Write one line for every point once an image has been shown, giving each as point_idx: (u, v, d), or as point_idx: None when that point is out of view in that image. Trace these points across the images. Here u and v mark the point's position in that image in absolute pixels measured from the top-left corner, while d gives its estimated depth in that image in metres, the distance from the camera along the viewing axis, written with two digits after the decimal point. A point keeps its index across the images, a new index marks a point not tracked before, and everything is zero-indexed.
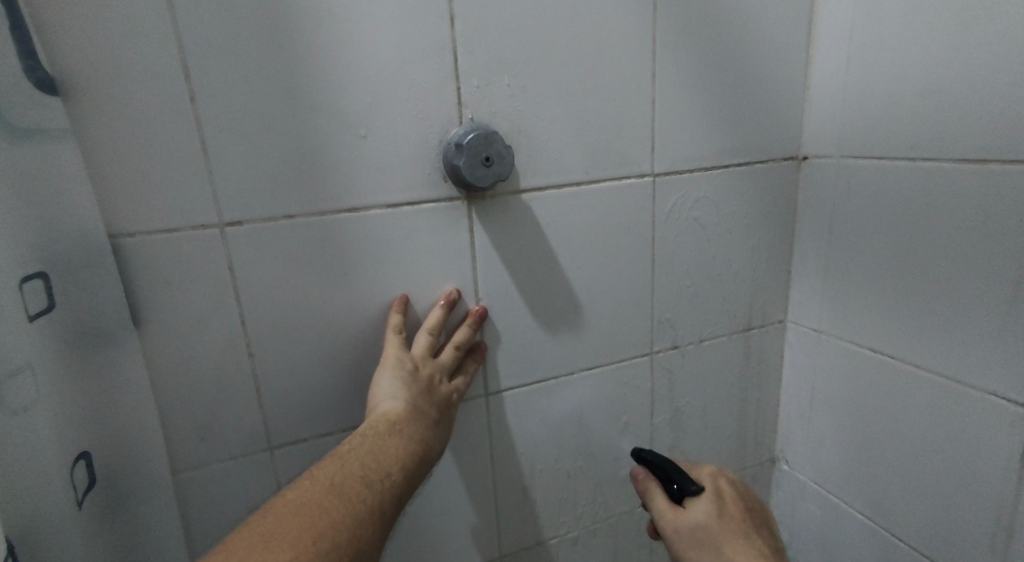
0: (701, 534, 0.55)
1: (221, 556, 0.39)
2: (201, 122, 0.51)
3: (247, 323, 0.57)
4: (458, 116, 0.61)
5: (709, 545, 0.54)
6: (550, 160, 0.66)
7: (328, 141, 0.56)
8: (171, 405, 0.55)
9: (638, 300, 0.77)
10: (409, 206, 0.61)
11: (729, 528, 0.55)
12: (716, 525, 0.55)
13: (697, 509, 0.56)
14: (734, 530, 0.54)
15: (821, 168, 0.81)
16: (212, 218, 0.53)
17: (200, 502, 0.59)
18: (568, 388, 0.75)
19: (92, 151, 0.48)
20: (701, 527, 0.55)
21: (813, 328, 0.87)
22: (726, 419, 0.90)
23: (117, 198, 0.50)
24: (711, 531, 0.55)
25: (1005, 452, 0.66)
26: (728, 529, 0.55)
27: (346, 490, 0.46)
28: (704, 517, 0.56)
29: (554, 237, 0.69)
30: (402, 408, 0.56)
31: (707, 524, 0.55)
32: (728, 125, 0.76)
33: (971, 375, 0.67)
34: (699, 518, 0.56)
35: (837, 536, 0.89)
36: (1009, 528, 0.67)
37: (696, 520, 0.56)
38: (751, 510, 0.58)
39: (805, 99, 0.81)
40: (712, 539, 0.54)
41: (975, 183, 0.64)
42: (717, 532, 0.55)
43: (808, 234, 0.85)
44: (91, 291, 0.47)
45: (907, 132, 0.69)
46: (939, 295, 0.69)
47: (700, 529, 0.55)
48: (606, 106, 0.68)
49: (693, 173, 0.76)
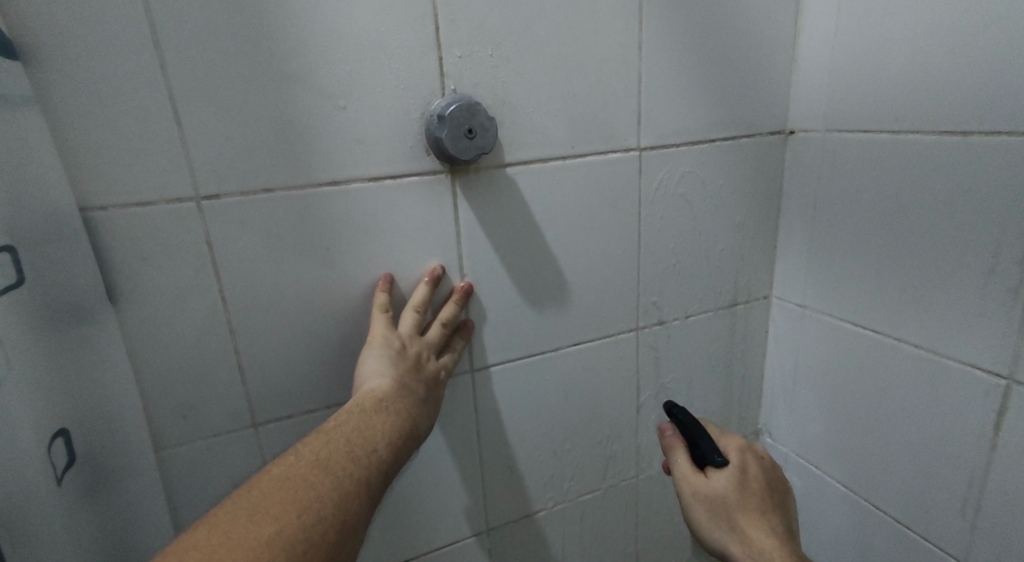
0: (718, 505, 0.55)
1: (201, 532, 0.39)
2: (172, 92, 0.50)
3: (227, 298, 0.56)
4: (441, 87, 0.60)
5: (723, 515, 0.55)
6: (535, 133, 0.65)
7: (306, 112, 0.55)
8: (150, 381, 0.55)
9: (624, 276, 0.76)
10: (391, 179, 0.60)
11: (748, 505, 0.55)
12: (734, 498, 0.55)
13: (719, 479, 0.56)
14: (752, 506, 0.55)
15: (807, 142, 0.80)
16: (188, 191, 0.52)
17: (184, 478, 0.59)
18: (554, 364, 0.75)
19: (59, 125, 0.47)
20: (719, 498, 0.56)
21: (798, 303, 0.86)
22: (712, 395, 0.90)
23: (87, 171, 0.49)
24: (729, 503, 0.55)
25: (981, 427, 0.66)
26: (745, 504, 0.55)
27: (333, 465, 0.46)
28: (725, 489, 0.56)
29: (539, 212, 0.68)
30: (389, 386, 0.55)
31: (725, 496, 0.55)
32: (714, 98, 0.75)
33: (950, 347, 0.67)
34: (719, 488, 0.56)
35: (817, 509, 0.90)
36: (979, 496, 0.68)
37: (716, 490, 0.56)
38: (773, 489, 0.57)
39: (793, 72, 0.79)
40: (727, 512, 0.55)
41: (962, 157, 0.62)
42: (735, 506, 0.55)
43: (793, 209, 0.83)
44: (60, 266, 0.48)
45: (895, 106, 0.68)
46: (921, 269, 0.68)
47: (718, 499, 0.56)
48: (591, 77, 0.66)
49: (680, 147, 0.74)
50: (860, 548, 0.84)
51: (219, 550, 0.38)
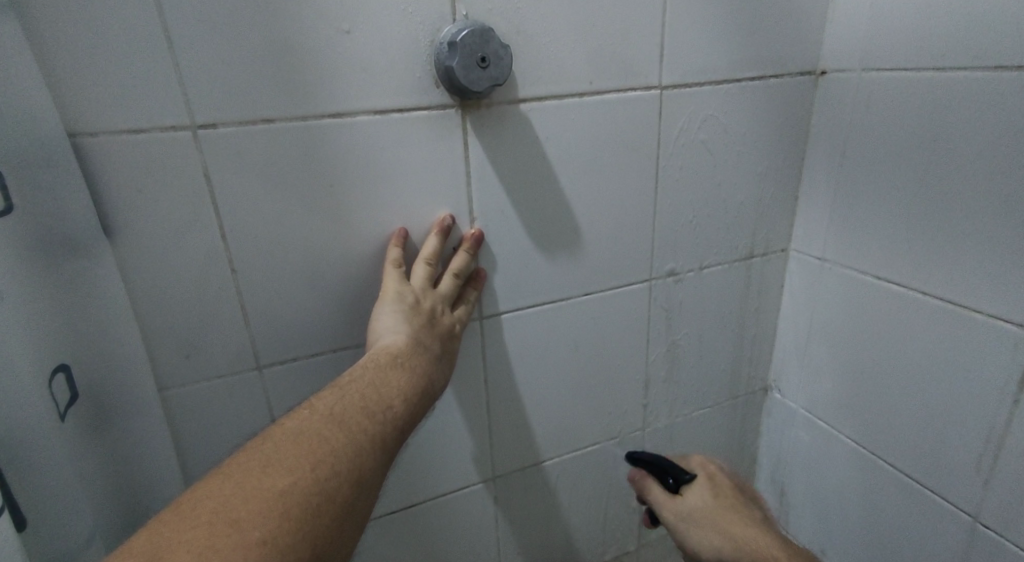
0: (701, 515, 0.57)
1: (214, 480, 0.38)
2: (162, 8, 0.47)
3: (228, 236, 0.54)
4: (452, 13, 0.55)
5: (708, 523, 0.57)
6: (551, 66, 0.61)
7: (307, 36, 0.51)
8: (151, 318, 0.54)
9: (639, 223, 0.73)
10: (398, 113, 0.57)
11: (725, 508, 0.58)
12: (712, 505, 0.58)
13: (694, 493, 0.59)
14: (729, 508, 0.58)
15: (839, 83, 0.75)
16: (183, 119, 0.50)
17: (189, 419, 0.58)
18: (564, 313, 0.73)
19: (42, 42, 0.44)
20: (699, 509, 0.58)
21: (817, 256, 0.83)
22: (723, 348, 0.88)
23: (75, 94, 0.46)
24: (708, 511, 0.57)
25: (1001, 381, 0.64)
26: (722, 509, 0.57)
27: (347, 420, 0.44)
28: (702, 500, 0.58)
29: (553, 154, 0.65)
30: (404, 342, 0.54)
31: (704, 507, 0.58)
32: (742, 34, 0.70)
33: (978, 299, 0.64)
34: (696, 501, 0.58)
35: (824, 463, 0.89)
36: (996, 453, 0.66)
37: (694, 504, 0.58)
38: (744, 492, 0.61)
39: (829, 5, 0.74)
40: (710, 519, 0.57)
41: (1008, 94, 0.58)
42: (715, 511, 0.57)
43: (819, 157, 0.79)
44: (53, 195, 0.45)
45: (937, 41, 0.63)
46: (952, 218, 0.65)
47: (700, 511, 0.58)
48: (613, 6, 0.62)
49: (704, 88, 0.70)
50: (866, 503, 0.84)
51: (233, 500, 0.37)
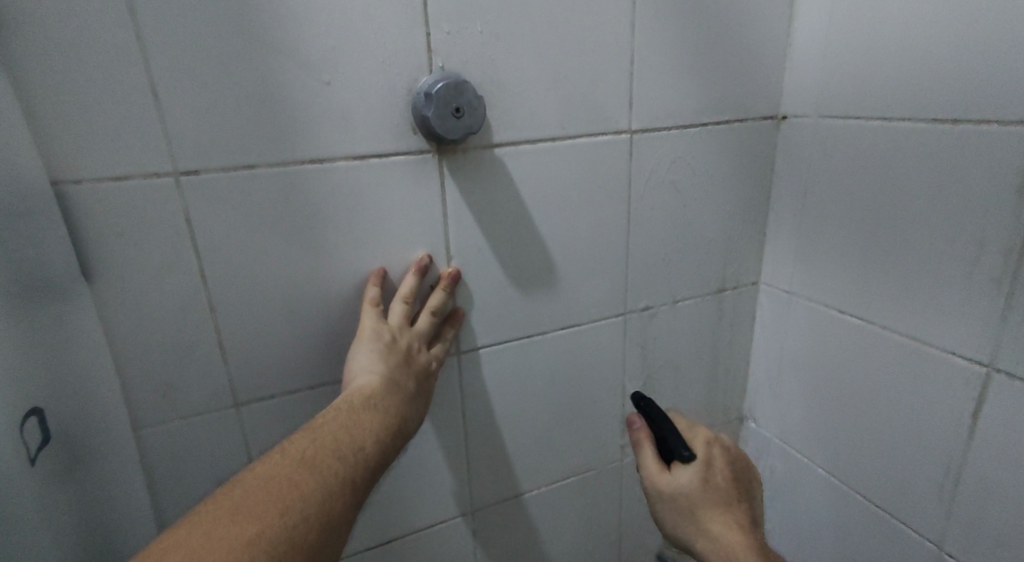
0: (684, 502, 0.57)
1: (185, 529, 0.39)
2: (148, 61, 0.49)
3: (208, 277, 0.55)
4: (429, 64, 0.58)
5: (687, 510, 0.57)
6: (524, 113, 0.64)
7: (289, 87, 0.54)
8: (129, 359, 0.54)
9: (613, 259, 0.76)
10: (376, 159, 0.59)
11: (711, 500, 0.56)
12: (698, 494, 0.56)
13: (685, 476, 0.57)
14: (716, 501, 0.56)
15: (799, 127, 0.79)
16: (166, 166, 0.51)
17: (164, 459, 0.58)
18: (540, 348, 0.75)
19: (28, 94, 0.46)
20: (684, 495, 0.57)
21: (785, 290, 0.86)
22: (697, 379, 0.90)
23: (59, 143, 0.47)
24: (692, 499, 0.56)
25: (957, 412, 0.67)
26: (709, 499, 0.56)
27: (319, 463, 0.45)
28: (690, 487, 0.56)
29: (528, 195, 0.67)
30: (378, 382, 0.55)
31: (690, 493, 0.56)
32: (706, 82, 0.74)
33: (931, 335, 0.68)
34: (685, 486, 0.57)
35: (798, 492, 0.91)
36: (956, 482, 0.68)
37: (682, 487, 0.57)
38: (738, 480, 0.58)
39: (788, 55, 0.78)
40: (692, 508, 0.56)
41: (949, 143, 0.62)
42: (699, 501, 0.56)
43: (784, 195, 0.83)
44: (34, 241, 0.46)
45: (886, 92, 0.68)
46: (906, 257, 0.68)
47: (684, 497, 0.57)
48: (583, 57, 0.65)
49: (671, 132, 0.74)
50: (839, 532, 0.85)
51: (202, 548, 0.37)
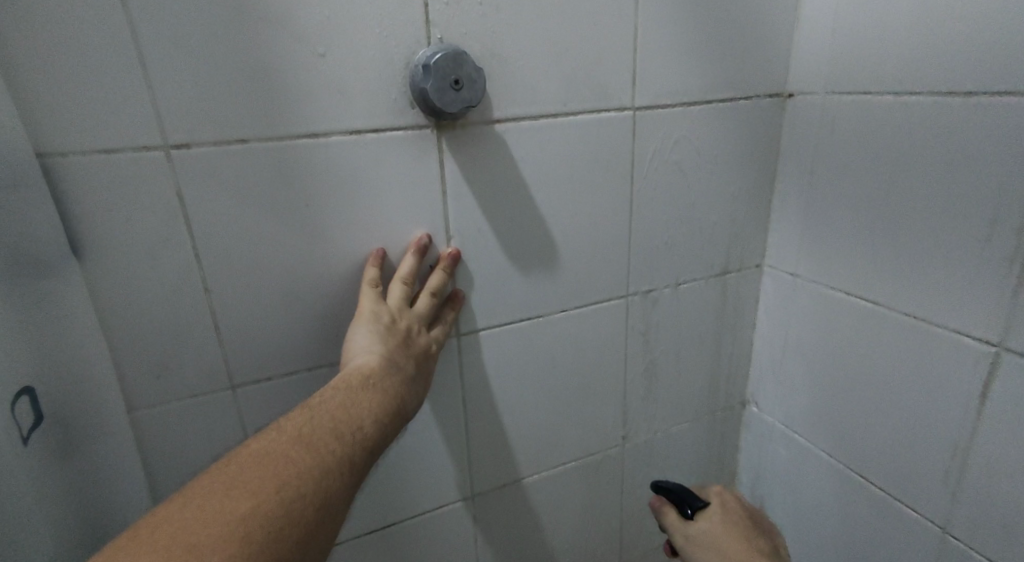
0: (708, 540, 0.61)
1: (176, 504, 0.38)
2: (135, 30, 0.47)
3: (201, 254, 0.54)
4: (427, 36, 0.56)
5: (712, 547, 0.60)
6: (526, 88, 0.62)
7: (282, 58, 0.52)
8: (121, 339, 0.53)
9: (615, 240, 0.74)
10: (373, 134, 0.57)
11: (731, 533, 0.61)
12: (719, 530, 0.61)
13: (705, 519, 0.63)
14: (736, 533, 0.61)
15: (806, 105, 0.77)
16: (155, 139, 0.50)
17: (159, 440, 0.57)
18: (541, 330, 0.74)
19: (10, 62, 0.44)
20: (706, 533, 0.61)
21: (790, 272, 0.85)
22: (700, 362, 0.89)
23: (44, 115, 0.46)
24: (714, 535, 0.61)
25: (965, 394, 0.66)
26: (729, 533, 0.61)
27: (316, 441, 0.44)
28: (710, 526, 0.62)
29: (529, 173, 0.66)
30: (377, 362, 0.54)
31: (712, 531, 0.61)
32: (712, 58, 0.72)
33: (940, 315, 0.66)
34: (706, 526, 0.62)
35: (801, 477, 0.90)
36: (963, 466, 0.68)
37: (703, 528, 0.62)
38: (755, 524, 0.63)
39: (795, 31, 0.77)
40: (716, 543, 0.60)
41: (962, 117, 0.61)
42: (721, 536, 0.61)
43: (789, 175, 0.82)
44: (20, 215, 0.45)
45: (896, 67, 0.66)
46: (915, 236, 0.67)
47: (706, 535, 0.61)
48: (586, 30, 0.63)
49: (676, 109, 0.72)
50: (842, 517, 0.85)
51: (194, 523, 0.36)
